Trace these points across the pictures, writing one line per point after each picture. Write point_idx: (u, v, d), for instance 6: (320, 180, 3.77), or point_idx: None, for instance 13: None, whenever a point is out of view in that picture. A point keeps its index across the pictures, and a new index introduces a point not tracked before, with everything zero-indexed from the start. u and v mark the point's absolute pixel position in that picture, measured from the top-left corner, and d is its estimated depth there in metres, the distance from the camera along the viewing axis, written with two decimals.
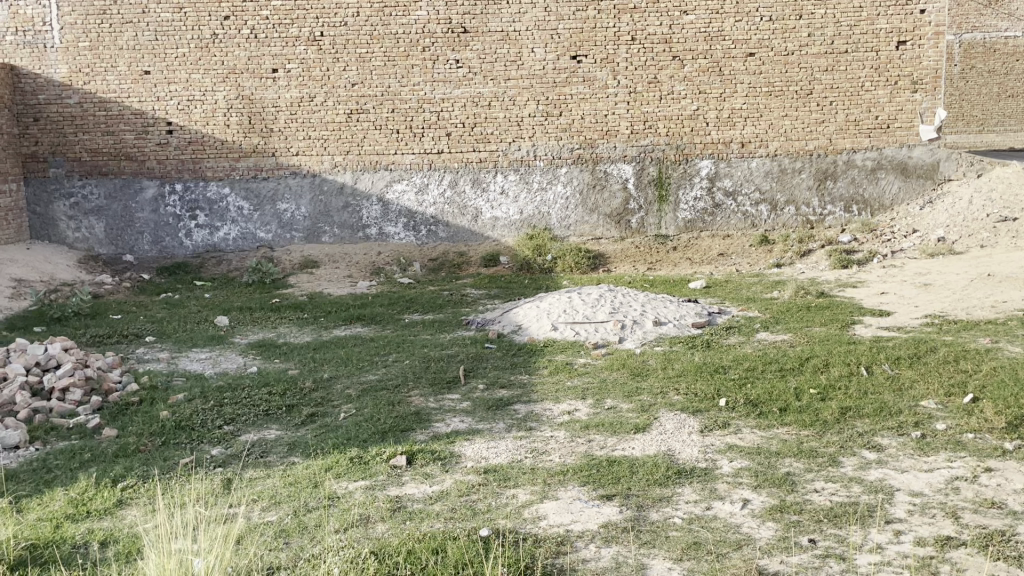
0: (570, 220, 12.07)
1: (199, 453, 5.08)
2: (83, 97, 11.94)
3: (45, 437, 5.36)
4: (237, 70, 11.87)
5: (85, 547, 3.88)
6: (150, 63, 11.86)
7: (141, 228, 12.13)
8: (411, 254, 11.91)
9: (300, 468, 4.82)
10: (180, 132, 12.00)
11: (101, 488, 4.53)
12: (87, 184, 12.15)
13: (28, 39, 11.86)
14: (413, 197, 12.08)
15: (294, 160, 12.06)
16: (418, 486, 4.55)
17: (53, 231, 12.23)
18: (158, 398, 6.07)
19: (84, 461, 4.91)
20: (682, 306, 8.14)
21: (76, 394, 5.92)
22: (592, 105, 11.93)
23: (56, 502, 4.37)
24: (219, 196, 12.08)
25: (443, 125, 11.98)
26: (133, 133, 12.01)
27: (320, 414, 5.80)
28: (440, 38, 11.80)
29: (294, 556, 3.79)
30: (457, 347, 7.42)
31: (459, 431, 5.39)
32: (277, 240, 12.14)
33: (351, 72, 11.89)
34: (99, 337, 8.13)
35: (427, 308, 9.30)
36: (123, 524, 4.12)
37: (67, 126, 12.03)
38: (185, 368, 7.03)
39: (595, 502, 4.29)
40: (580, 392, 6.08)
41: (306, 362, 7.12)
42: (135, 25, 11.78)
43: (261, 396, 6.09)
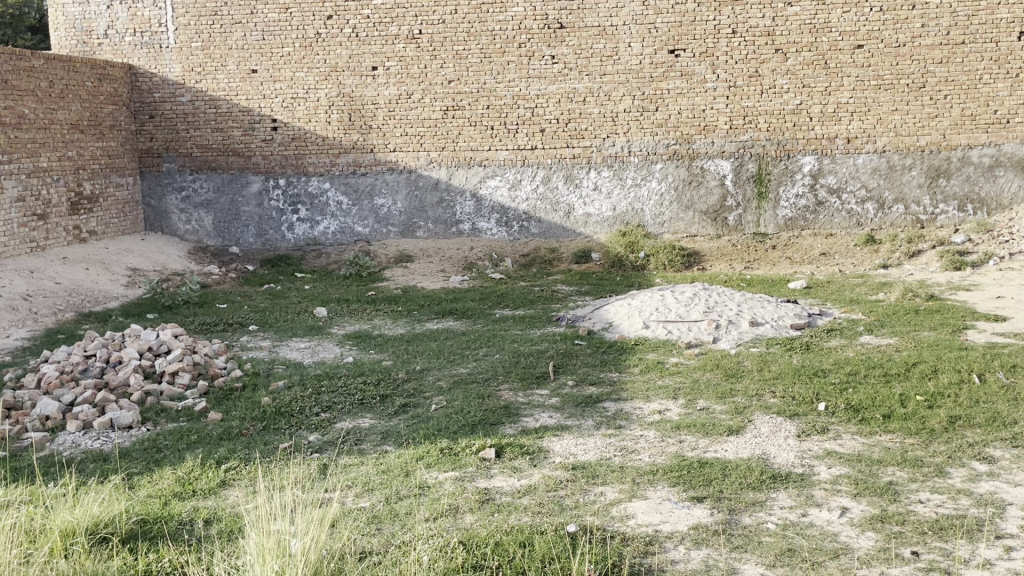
0: (664, 218, 11.91)
1: (297, 438, 5.26)
2: (194, 95, 12.49)
3: (155, 418, 5.65)
4: (339, 68, 12.20)
5: (190, 524, 4.07)
6: (257, 62, 12.31)
7: (247, 221, 12.64)
8: (503, 249, 12.01)
9: (393, 456, 4.93)
10: (284, 129, 12.42)
11: (206, 468, 4.75)
12: (197, 179, 12.73)
13: (145, 40, 12.46)
14: (506, 193, 12.16)
15: (391, 156, 12.32)
16: (506, 479, 4.58)
17: (166, 223, 12.88)
18: (260, 385, 6.32)
19: (191, 442, 5.16)
20: (781, 307, 7.91)
21: (184, 378, 6.22)
22: (689, 99, 11.72)
23: (165, 480, 4.60)
24: (320, 190, 12.46)
25: (537, 121, 11.99)
26: (240, 129, 12.50)
27: (413, 404, 5.92)
28: (536, 34, 11.82)
29: (386, 543, 3.88)
30: (547, 342, 7.42)
31: (548, 426, 5.40)
32: (374, 234, 12.45)
33: (448, 70, 12.04)
34: (207, 325, 8.52)
35: (517, 303, 9.34)
36: (226, 503, 4.31)
37: (180, 123, 12.60)
38: (285, 357, 7.29)
39: (685, 504, 4.22)
40: (671, 392, 6.00)
41: (400, 354, 7.27)
42: (244, 25, 12.24)
43: (357, 386, 6.25)
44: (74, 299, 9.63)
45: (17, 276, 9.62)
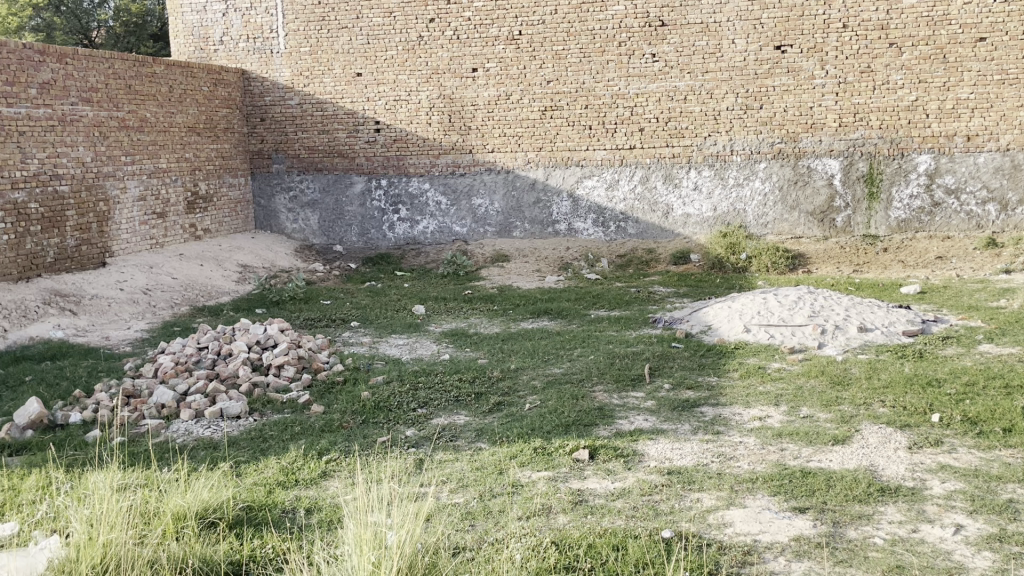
0: (768, 218, 11.60)
1: (394, 433, 5.37)
2: (302, 99, 12.93)
3: (262, 408, 5.88)
4: (440, 70, 12.39)
5: (293, 512, 4.22)
6: (362, 65, 12.63)
7: (350, 220, 13.02)
8: (600, 250, 11.97)
9: (487, 454, 4.96)
10: (387, 130, 12.71)
11: (308, 459, 4.91)
12: (304, 179, 13.18)
13: (257, 46, 12.97)
14: (604, 193, 12.09)
15: (489, 157, 12.43)
16: (600, 481, 4.54)
17: (274, 222, 13.41)
18: (360, 379, 6.49)
19: (295, 433, 5.34)
20: (892, 312, 7.57)
21: (289, 371, 6.45)
22: (795, 96, 11.36)
23: (270, 469, 4.77)
24: (419, 190, 12.71)
25: (636, 121, 11.86)
26: (345, 131, 12.85)
27: (507, 403, 5.95)
28: (637, 32, 11.69)
29: (479, 539, 3.91)
30: (643, 345, 7.33)
31: (643, 429, 5.33)
32: (471, 234, 12.62)
33: (547, 70, 12.06)
34: (311, 321, 8.81)
35: (613, 304, 9.27)
36: (327, 494, 4.44)
37: (288, 126, 13.07)
38: (384, 353, 7.47)
39: (786, 514, 4.08)
40: (773, 398, 5.82)
41: (495, 353, 7.32)
42: (350, 30, 12.57)
43: (453, 383, 6.33)
44: (189, 294, 10.14)
45: (138, 271, 10.19)
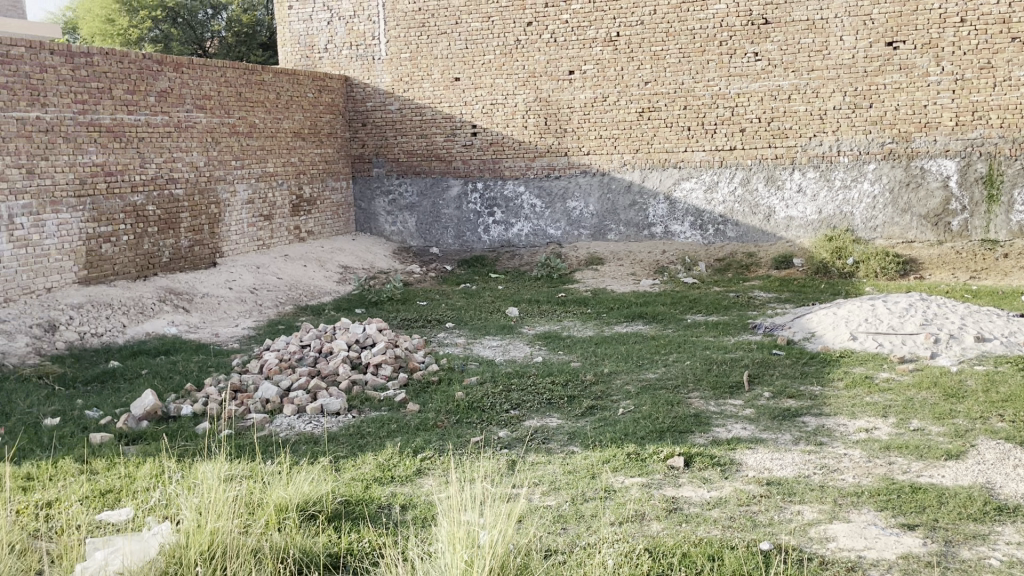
0: (877, 222, 11.14)
1: (487, 433, 5.41)
2: (402, 104, 13.20)
3: (360, 405, 6.03)
4: (537, 73, 12.42)
5: (389, 508, 4.30)
6: (460, 70, 12.79)
7: (446, 223, 13.24)
8: (697, 254, 11.76)
9: (580, 458, 4.93)
10: (483, 134, 12.83)
11: (404, 456, 5.00)
12: (402, 183, 13.47)
13: (360, 53, 13.33)
14: (702, 195, 11.86)
15: (585, 159, 12.39)
16: (695, 489, 4.45)
17: (374, 224, 13.76)
18: (455, 379, 6.57)
19: (391, 431, 5.46)
20: (1013, 321, 7.16)
21: (386, 370, 6.59)
22: (907, 94, 10.87)
23: (367, 465, 4.88)
24: (515, 194, 12.79)
25: (737, 121, 11.59)
26: (443, 135, 13.04)
27: (600, 407, 5.90)
28: (739, 31, 11.43)
29: (572, 543, 3.89)
30: (742, 351, 7.15)
31: (741, 438, 5.19)
32: (566, 236, 12.61)
33: (645, 71, 11.93)
34: (407, 321, 8.98)
35: (711, 309, 9.07)
36: (421, 491, 4.51)
37: (388, 130, 13.37)
38: (478, 354, 7.54)
39: (893, 531, 3.89)
40: (880, 410, 5.56)
41: (588, 356, 7.28)
42: (449, 35, 12.76)
43: (546, 386, 6.33)
44: (293, 294, 10.50)
45: (246, 271, 10.64)
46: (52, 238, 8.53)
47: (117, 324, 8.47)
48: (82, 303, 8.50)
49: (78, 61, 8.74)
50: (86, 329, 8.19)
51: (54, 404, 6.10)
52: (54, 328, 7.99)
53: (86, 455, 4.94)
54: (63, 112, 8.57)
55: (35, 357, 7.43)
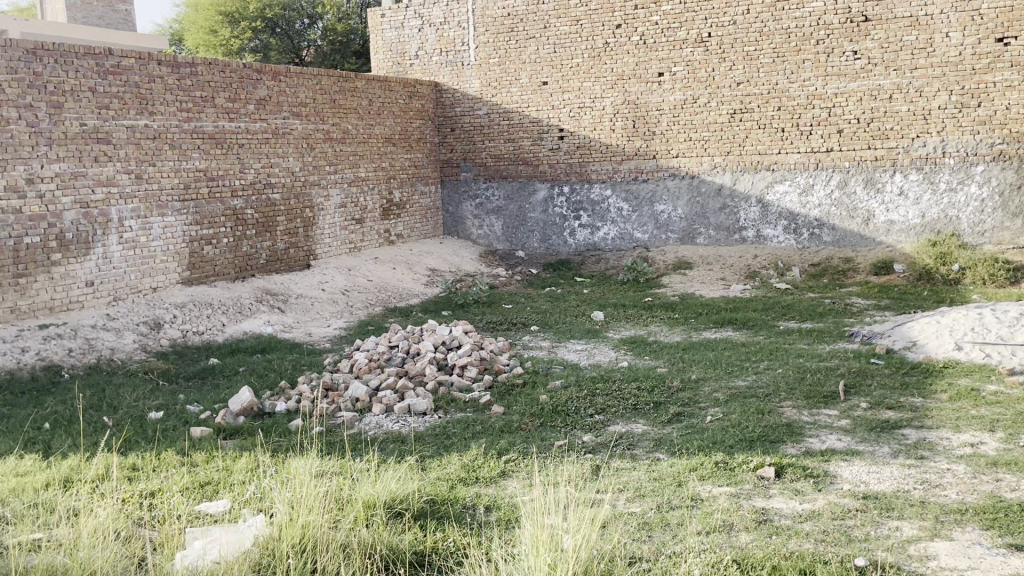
0: (985, 226, 10.62)
1: (572, 437, 5.39)
2: (490, 109, 13.31)
3: (446, 406, 6.10)
4: (625, 76, 12.34)
5: (473, 508, 4.33)
6: (548, 74, 12.82)
7: (532, 227, 13.28)
8: (790, 259, 11.45)
9: (666, 465, 4.85)
10: (571, 137, 12.81)
11: (488, 458, 5.03)
12: (490, 187, 13.59)
13: (449, 59, 13.52)
14: (796, 199, 11.52)
15: (674, 162, 12.22)
16: (786, 501, 4.31)
17: (461, 228, 13.94)
18: (539, 382, 6.58)
19: (476, 432, 5.50)
20: None
21: (472, 372, 6.65)
22: (1019, 92, 10.34)
23: (452, 465, 4.93)
24: (602, 197, 12.73)
25: (834, 122, 11.22)
26: (530, 138, 13.09)
27: (687, 414, 5.80)
28: (837, 29, 11.07)
29: (657, 551, 3.83)
30: (837, 360, 6.90)
31: (836, 449, 5.01)
32: (653, 240, 12.46)
33: (737, 71, 11.68)
34: (493, 324, 9.05)
35: (804, 316, 8.80)
36: (505, 493, 4.53)
37: (477, 135, 13.50)
38: (563, 357, 7.53)
39: (1000, 551, 3.68)
40: (987, 424, 5.28)
41: (675, 362, 7.17)
42: (538, 39, 12.80)
43: (631, 391, 6.26)
44: (382, 295, 10.73)
45: (338, 274, 10.93)
46: (158, 240, 8.97)
47: (217, 323, 8.83)
48: (185, 302, 8.90)
49: (183, 71, 9.15)
50: (189, 327, 8.57)
51: (158, 399, 6.40)
52: (159, 326, 8.38)
53: (187, 447, 5.16)
54: (169, 120, 9.00)
55: (141, 353, 7.82)
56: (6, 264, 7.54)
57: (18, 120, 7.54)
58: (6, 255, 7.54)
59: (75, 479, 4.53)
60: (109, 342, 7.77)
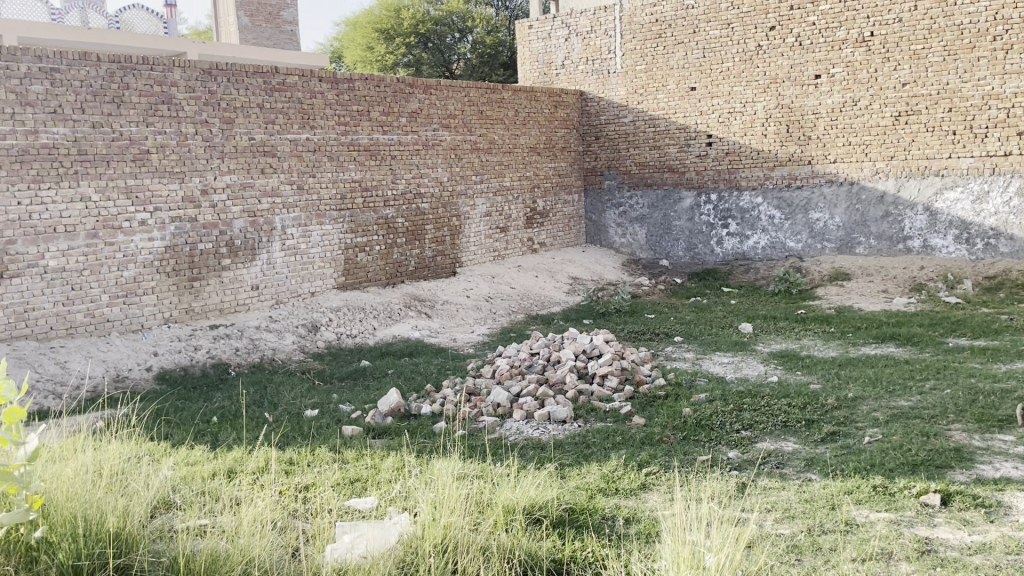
0: None
1: (716, 452, 5.21)
2: (636, 116, 13.18)
3: (586, 416, 6.07)
4: (779, 79, 11.89)
5: (613, 520, 4.27)
6: (697, 79, 12.55)
7: (678, 235, 13.04)
8: (962, 270, 10.58)
9: (818, 486, 4.60)
10: (719, 143, 12.47)
11: (628, 469, 4.95)
12: (634, 195, 13.46)
13: (596, 67, 13.53)
14: (969, 206, 10.68)
15: (831, 168, 11.64)
16: (953, 531, 3.98)
17: (604, 236, 13.89)
18: (683, 395, 6.42)
19: (616, 442, 5.43)
20: None
21: (613, 382, 6.57)
22: None
23: (592, 475, 4.88)
24: (752, 205, 12.32)
25: (1014, 123, 10.32)
26: (677, 146, 12.86)
27: (842, 433, 5.48)
28: (1017, 24, 10.20)
29: None
30: (1015, 381, 6.31)
31: (1012, 478, 4.57)
32: (807, 250, 11.93)
33: (902, 72, 10.99)
34: (636, 333, 8.93)
35: (976, 333, 8.12)
36: (646, 506, 4.44)
37: (622, 142, 13.41)
38: (708, 370, 7.31)
39: None
40: None
41: (830, 378, 6.80)
42: (686, 45, 12.57)
43: (781, 407, 5.99)
44: (525, 303, 10.85)
45: (482, 281, 11.16)
46: (317, 247, 9.47)
47: (368, 326, 9.22)
48: (339, 306, 9.35)
49: (342, 86, 9.61)
50: (342, 330, 8.98)
51: (313, 397, 6.74)
52: (316, 328, 8.84)
53: (338, 445, 5.40)
54: (328, 133, 9.49)
55: (300, 353, 8.27)
56: (183, 268, 8.20)
57: (195, 135, 8.19)
58: (183, 260, 8.19)
59: (238, 469, 4.83)
60: (271, 342, 8.28)
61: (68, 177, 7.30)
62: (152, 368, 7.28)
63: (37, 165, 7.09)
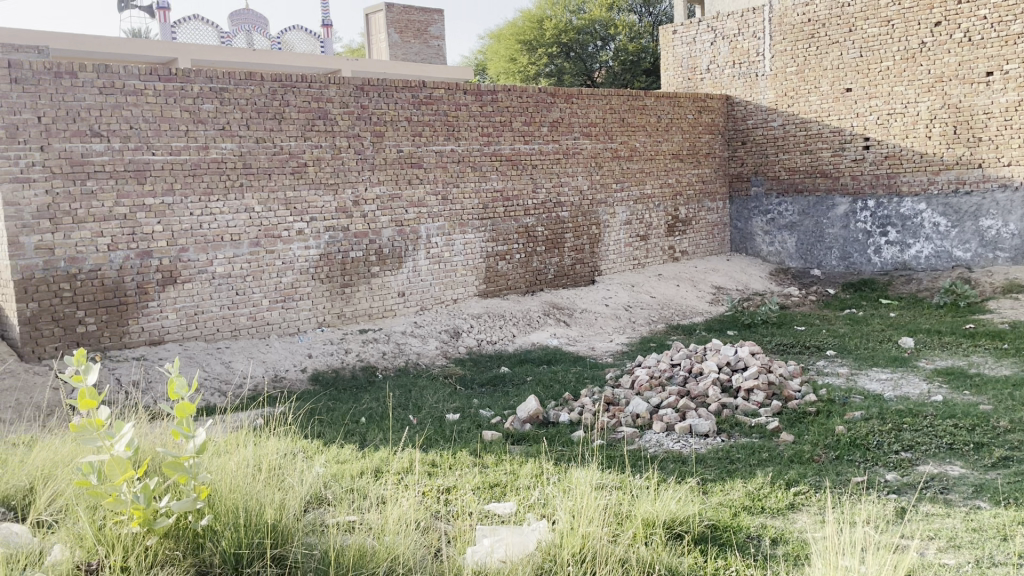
0: None
1: (872, 474, 4.91)
2: (786, 120, 12.71)
3: (730, 430, 5.88)
4: (945, 78, 11.13)
5: (758, 539, 4.11)
6: (853, 80, 11.95)
7: (831, 243, 12.44)
8: None
9: (988, 515, 4.23)
10: (877, 147, 11.80)
11: (776, 488, 4.75)
12: (783, 202, 12.97)
13: (743, 71, 13.15)
14: None
15: (1005, 172, 10.76)
16: None
17: (750, 244, 13.45)
18: (835, 412, 6.09)
19: (763, 459, 5.22)
20: None
21: (759, 396, 6.33)
22: None
23: (736, 492, 4.71)
24: (913, 212, 11.57)
25: None
26: (830, 150, 12.28)
27: (1018, 460, 5.02)
28: None
29: None
30: None
31: None
32: (977, 260, 11.08)
33: None
34: (784, 346, 8.58)
35: None
36: (794, 527, 4.24)
37: (771, 147, 12.96)
38: (864, 386, 6.90)
39: None
40: None
41: (1003, 399, 6.25)
42: (841, 44, 11.99)
43: (945, 429, 5.57)
44: (666, 313, 10.67)
45: (622, 289, 11.07)
46: (460, 255, 9.71)
47: (508, 334, 9.33)
48: (481, 313, 9.54)
49: (485, 98, 9.80)
50: (483, 337, 9.14)
51: (454, 402, 6.89)
52: (458, 334, 9.05)
53: (478, 449, 5.48)
54: (472, 144, 9.71)
55: (442, 359, 8.48)
56: (336, 275, 8.61)
57: (348, 149, 8.59)
58: (336, 267, 8.60)
59: (384, 469, 5.01)
60: (416, 348, 8.54)
61: (234, 190, 7.84)
62: (306, 369, 7.68)
63: (208, 178, 7.66)
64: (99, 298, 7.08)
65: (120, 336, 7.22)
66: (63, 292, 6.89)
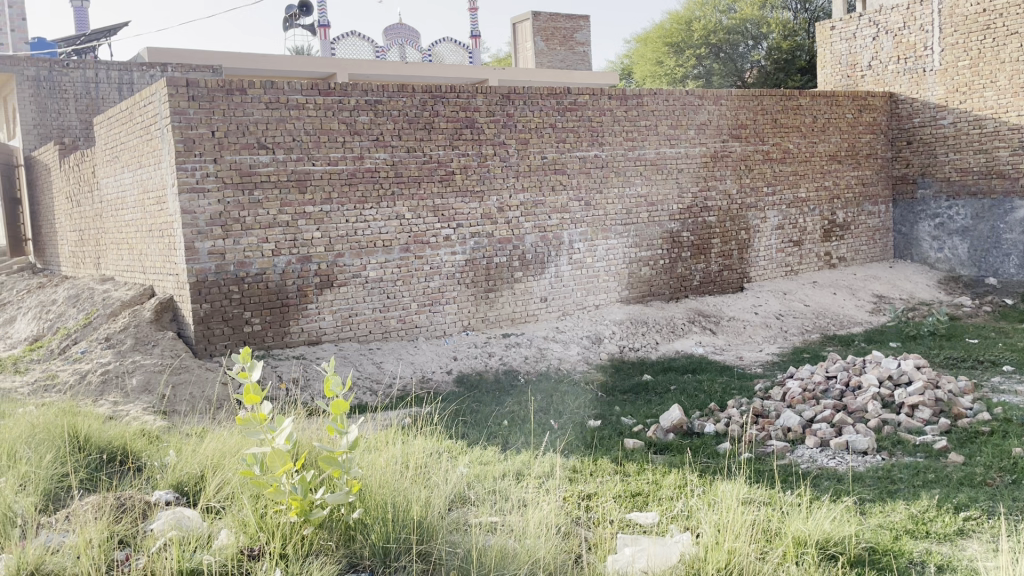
0: None
1: None
2: (957, 117, 11.86)
3: (891, 448, 5.50)
4: None
5: (922, 566, 3.82)
6: None
7: (1009, 249, 11.53)
8: None
9: None
10: None
11: (942, 511, 4.40)
12: (954, 205, 12.11)
13: (909, 66, 12.36)
14: None
15: None
16: None
17: (916, 250, 12.57)
18: (1013, 433, 5.58)
19: (927, 480, 4.85)
20: None
21: (924, 413, 5.90)
22: None
23: (897, 513, 4.40)
24: None
25: None
26: (1008, 148, 11.35)
27: None
28: None
29: None
30: None
31: None
32: None
33: None
34: (954, 360, 7.96)
35: None
36: (963, 554, 3.90)
37: (939, 147, 12.11)
38: None
39: None
40: None
41: None
42: (1022, 34, 11.03)
43: None
44: (820, 322, 10.17)
45: (772, 297, 10.66)
46: (602, 261, 9.66)
47: (651, 341, 9.17)
48: (623, 320, 9.43)
49: (630, 103, 9.69)
50: (626, 343, 9.04)
51: (596, 408, 6.84)
52: (600, 340, 8.99)
53: (621, 457, 5.42)
54: (616, 149, 9.64)
55: (584, 364, 8.44)
56: (480, 280, 8.78)
57: (494, 157, 8.75)
58: (481, 272, 8.78)
59: (526, 473, 5.04)
60: (557, 352, 8.55)
61: (386, 198, 8.15)
62: (451, 372, 7.86)
63: (362, 187, 8.01)
64: (264, 299, 7.56)
65: (282, 336, 7.68)
66: (232, 294, 7.42)
